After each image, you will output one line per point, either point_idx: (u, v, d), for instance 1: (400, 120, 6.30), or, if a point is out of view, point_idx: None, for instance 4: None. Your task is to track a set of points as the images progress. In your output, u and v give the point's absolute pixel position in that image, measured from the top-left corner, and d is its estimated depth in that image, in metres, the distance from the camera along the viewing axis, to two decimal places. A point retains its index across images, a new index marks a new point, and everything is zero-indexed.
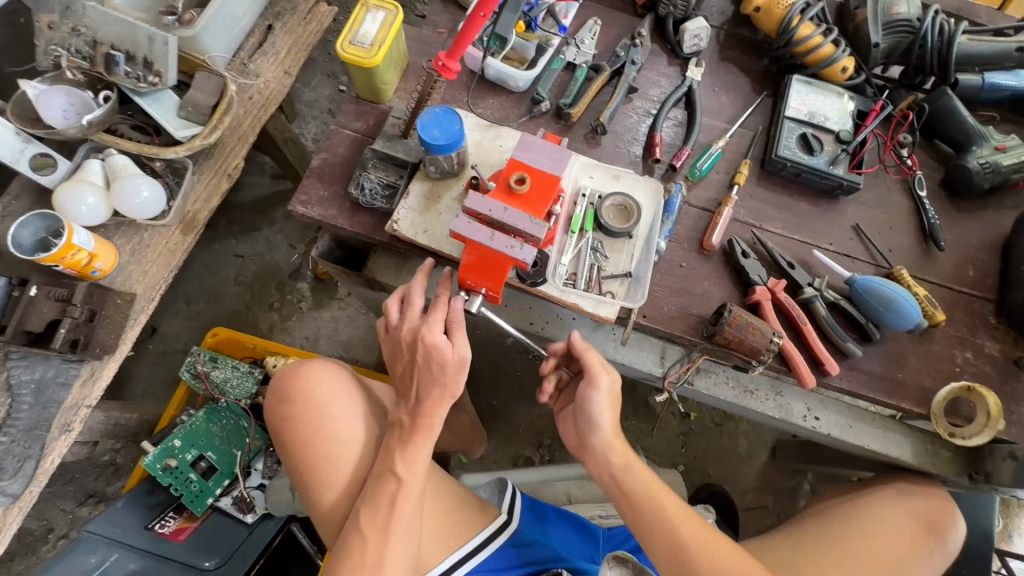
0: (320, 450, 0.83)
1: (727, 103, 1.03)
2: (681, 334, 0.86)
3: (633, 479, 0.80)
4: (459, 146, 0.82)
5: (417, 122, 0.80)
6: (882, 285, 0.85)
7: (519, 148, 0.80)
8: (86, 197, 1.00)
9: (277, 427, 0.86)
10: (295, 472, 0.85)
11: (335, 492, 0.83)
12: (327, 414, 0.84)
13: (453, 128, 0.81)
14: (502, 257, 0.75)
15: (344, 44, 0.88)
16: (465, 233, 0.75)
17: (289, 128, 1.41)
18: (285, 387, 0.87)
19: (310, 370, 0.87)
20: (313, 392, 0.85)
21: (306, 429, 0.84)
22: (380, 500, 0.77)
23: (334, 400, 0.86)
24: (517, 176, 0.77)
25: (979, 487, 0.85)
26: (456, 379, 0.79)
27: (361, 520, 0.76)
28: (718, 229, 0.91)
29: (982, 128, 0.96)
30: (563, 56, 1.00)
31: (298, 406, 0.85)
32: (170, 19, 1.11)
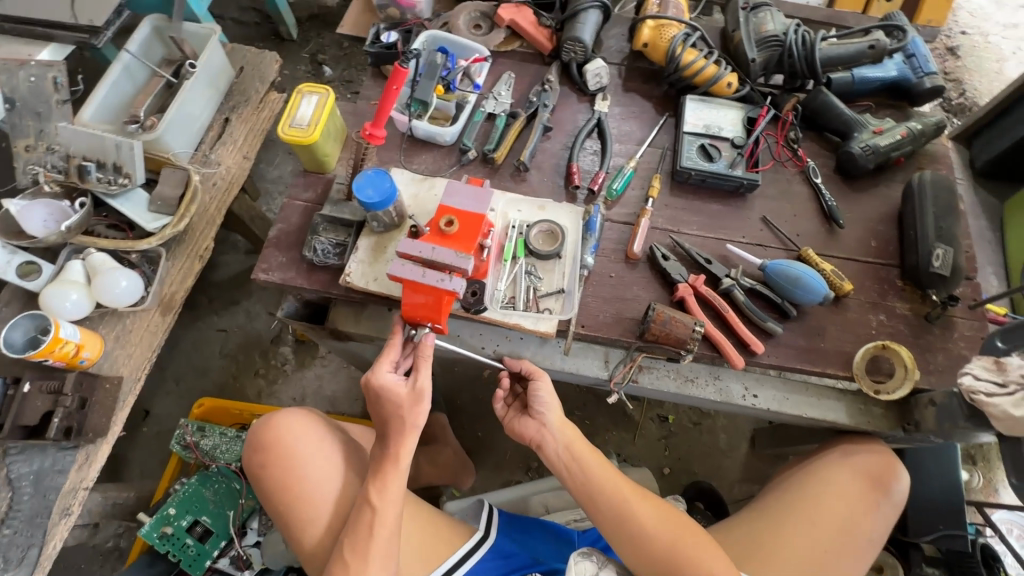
0: (297, 490, 0.90)
1: (635, 127, 1.16)
2: (619, 337, 0.95)
3: (586, 468, 0.87)
4: (393, 201, 0.93)
5: (353, 185, 0.91)
6: (789, 266, 0.94)
7: (447, 194, 0.90)
8: (69, 294, 1.10)
9: (257, 475, 0.93)
10: (278, 514, 0.91)
11: (318, 529, 0.89)
12: (301, 457, 0.92)
13: (385, 185, 0.91)
14: (437, 292, 0.83)
15: (285, 128, 1.00)
16: (401, 275, 0.82)
17: (254, 206, 1.52)
18: (259, 437, 0.94)
19: (281, 418, 0.95)
20: (285, 437, 0.93)
21: (282, 473, 0.91)
22: (358, 532, 0.82)
23: (305, 443, 0.93)
24: (445, 219, 0.86)
25: (913, 436, 0.91)
26: (415, 415, 0.85)
27: (342, 550, 0.82)
28: (638, 239, 1.00)
29: (858, 117, 1.08)
30: (483, 109, 1.13)
31: (272, 453, 0.92)
32: (134, 127, 1.25)
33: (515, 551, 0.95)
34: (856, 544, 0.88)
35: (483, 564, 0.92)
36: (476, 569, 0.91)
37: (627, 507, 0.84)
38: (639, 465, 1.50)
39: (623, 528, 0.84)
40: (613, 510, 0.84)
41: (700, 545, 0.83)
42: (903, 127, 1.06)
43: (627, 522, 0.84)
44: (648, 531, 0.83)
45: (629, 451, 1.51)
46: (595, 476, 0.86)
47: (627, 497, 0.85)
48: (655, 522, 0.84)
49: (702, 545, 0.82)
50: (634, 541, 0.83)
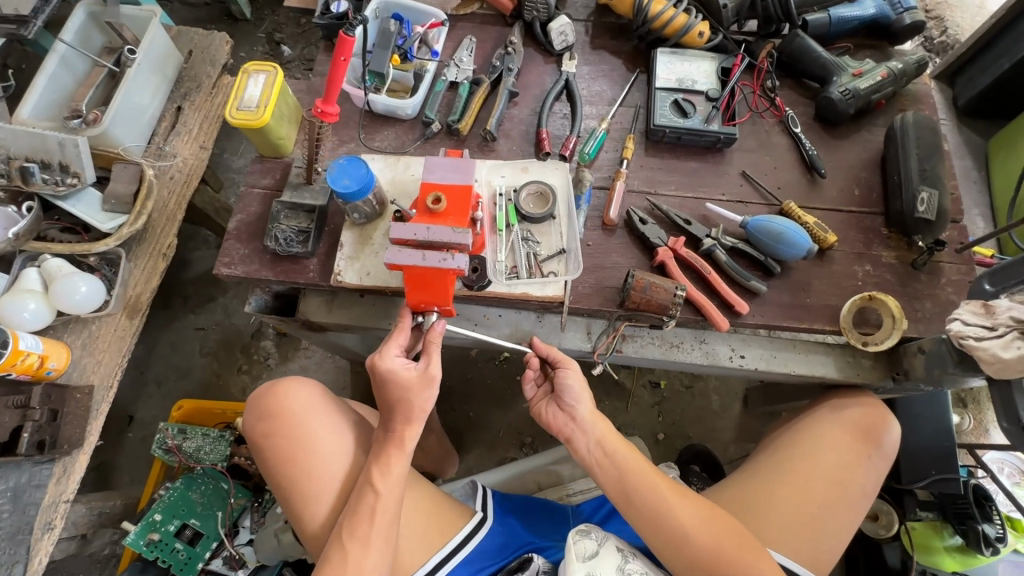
0: (302, 463, 0.86)
1: (605, 86, 1.10)
2: (599, 307, 0.91)
3: (621, 465, 0.82)
4: (371, 187, 0.87)
5: (327, 177, 0.85)
6: (770, 222, 0.91)
7: (426, 171, 0.85)
8: (26, 304, 1.05)
9: (259, 445, 0.90)
10: (280, 488, 0.88)
11: (317, 506, 0.86)
12: (307, 429, 0.88)
13: (361, 172, 0.86)
14: (442, 274, 0.78)
15: (233, 111, 0.94)
16: (399, 263, 0.77)
17: (218, 198, 1.46)
18: (265, 405, 0.90)
19: (289, 387, 0.91)
20: (293, 407, 0.89)
21: (287, 444, 0.87)
22: (358, 515, 0.79)
23: (312, 417, 0.89)
24: (432, 198, 0.82)
25: (903, 386, 0.90)
26: (423, 398, 0.81)
27: (342, 533, 0.79)
28: (614, 203, 0.96)
29: (837, 60, 1.04)
30: (444, 77, 1.07)
31: (277, 422, 0.89)
32: (75, 122, 1.17)
33: (512, 531, 0.93)
34: (852, 498, 0.87)
35: (484, 544, 0.89)
36: (474, 552, 0.88)
37: (663, 499, 0.80)
38: (634, 433, 1.49)
39: (662, 527, 0.78)
40: (652, 508, 0.79)
41: (736, 534, 0.78)
42: (883, 68, 1.02)
43: (666, 516, 0.79)
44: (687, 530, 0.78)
45: (622, 419, 1.50)
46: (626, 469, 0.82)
47: (660, 486, 0.81)
48: (693, 515, 0.79)
49: (735, 534, 0.78)
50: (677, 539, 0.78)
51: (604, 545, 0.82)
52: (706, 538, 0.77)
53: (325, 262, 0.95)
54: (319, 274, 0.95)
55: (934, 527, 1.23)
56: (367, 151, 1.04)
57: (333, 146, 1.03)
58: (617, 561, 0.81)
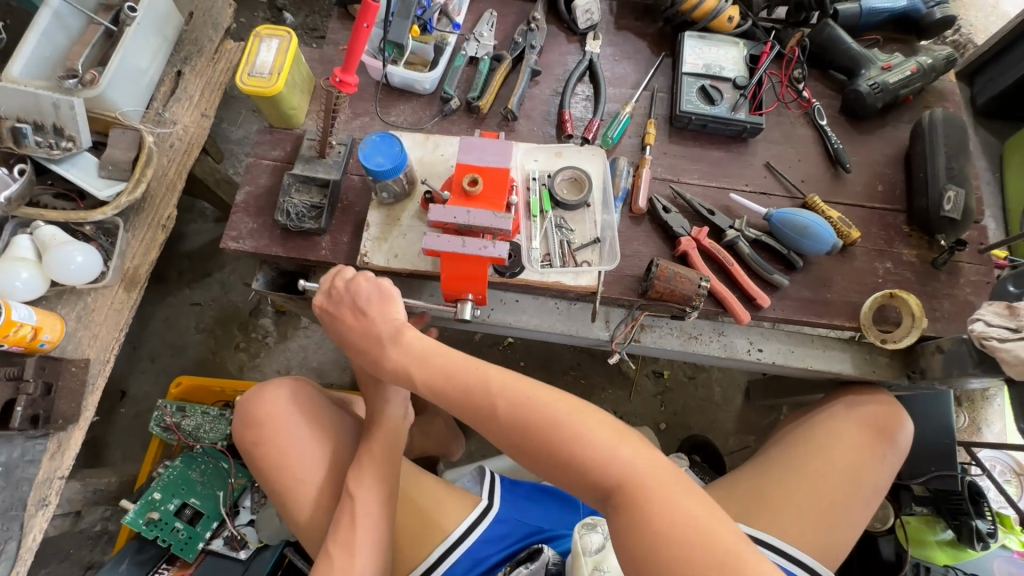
0: (293, 470, 0.84)
1: (629, 69, 1.07)
2: (620, 296, 0.89)
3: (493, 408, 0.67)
4: (404, 167, 0.84)
5: (359, 153, 0.82)
6: (796, 215, 0.90)
7: (462, 151, 0.84)
8: (19, 272, 1.00)
9: (248, 451, 0.86)
10: (273, 493, 0.85)
11: (310, 505, 0.83)
12: (297, 435, 0.85)
13: (395, 151, 0.83)
14: (480, 261, 0.76)
15: (244, 77, 0.89)
16: (437, 248, 0.75)
17: (219, 168, 1.41)
18: (250, 411, 0.87)
19: (276, 391, 0.87)
20: (281, 413, 0.86)
21: (275, 450, 0.84)
22: (342, 523, 0.76)
23: (303, 423, 0.86)
24: (469, 178, 0.80)
25: (918, 384, 0.90)
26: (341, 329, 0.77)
27: (329, 541, 0.76)
28: (641, 191, 0.94)
29: (867, 52, 1.02)
30: (464, 52, 1.03)
31: (266, 428, 0.85)
32: (71, 82, 1.10)
33: (518, 517, 0.92)
34: (864, 495, 0.87)
35: (491, 532, 0.88)
36: (481, 539, 0.87)
37: (512, 394, 0.68)
38: (636, 422, 1.49)
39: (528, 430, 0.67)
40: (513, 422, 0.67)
41: (606, 430, 0.66)
42: (913, 62, 1.00)
43: (515, 409, 0.67)
44: (554, 413, 0.67)
45: (625, 408, 1.50)
46: (432, 377, 0.72)
47: (490, 376, 0.70)
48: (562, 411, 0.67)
49: (610, 434, 0.65)
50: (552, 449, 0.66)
51: (612, 538, 0.82)
52: (590, 433, 0.65)
53: (337, 240, 0.92)
54: (331, 253, 0.92)
55: (927, 522, 1.28)
56: (383, 126, 1.00)
57: (347, 118, 1.00)
58: None
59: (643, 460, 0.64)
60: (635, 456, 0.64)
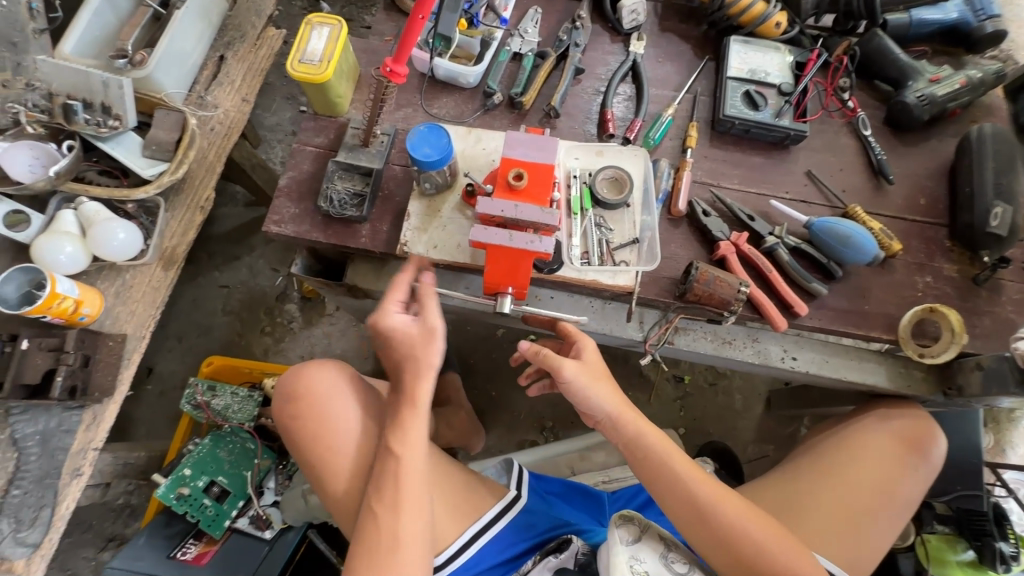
0: (329, 444, 0.84)
1: (672, 71, 1.06)
2: (656, 297, 0.90)
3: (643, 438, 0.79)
4: (450, 158, 0.85)
5: (407, 144, 0.83)
6: (838, 224, 0.89)
7: (507, 146, 0.84)
8: (64, 246, 1.02)
9: (286, 425, 0.87)
10: (310, 469, 0.85)
11: (350, 480, 0.83)
12: (335, 410, 0.85)
13: (442, 142, 0.84)
14: (523, 255, 0.77)
15: (294, 64, 0.91)
16: (484, 240, 0.76)
17: (255, 154, 1.42)
18: (291, 386, 0.87)
19: (314, 368, 0.88)
20: (319, 387, 0.86)
21: (315, 424, 0.85)
22: (386, 483, 0.76)
23: (339, 399, 0.86)
24: (514, 172, 0.81)
25: (953, 401, 0.89)
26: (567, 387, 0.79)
27: (373, 505, 0.76)
28: (681, 194, 0.93)
29: (914, 64, 1.01)
30: (508, 47, 1.03)
31: (304, 403, 0.86)
32: (121, 62, 1.12)
33: (548, 509, 0.92)
34: (893, 508, 0.86)
35: (522, 520, 0.88)
36: (509, 529, 0.87)
37: (684, 473, 0.77)
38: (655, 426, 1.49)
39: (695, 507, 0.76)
40: (682, 500, 0.76)
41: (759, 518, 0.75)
42: (963, 75, 0.99)
43: (679, 492, 0.76)
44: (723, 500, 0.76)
45: (644, 411, 1.50)
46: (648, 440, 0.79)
47: (666, 458, 0.78)
48: (714, 499, 0.75)
49: (760, 525, 0.74)
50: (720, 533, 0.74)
51: (648, 530, 0.82)
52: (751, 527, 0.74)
53: (377, 229, 0.93)
54: (371, 241, 0.92)
55: (947, 542, 1.23)
56: (425, 117, 1.01)
57: (391, 108, 1.00)
58: (660, 549, 0.81)
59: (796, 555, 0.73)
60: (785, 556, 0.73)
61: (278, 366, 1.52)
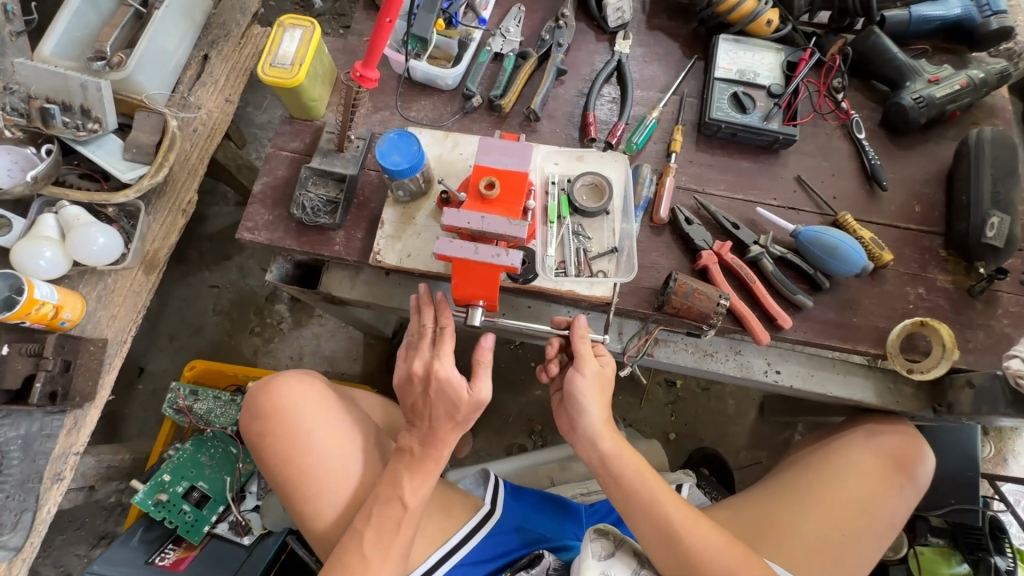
0: (301, 465, 0.82)
1: (659, 71, 1.03)
2: (634, 309, 0.87)
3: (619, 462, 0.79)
4: (421, 166, 0.83)
5: (376, 151, 0.81)
6: (825, 234, 0.86)
7: (480, 153, 0.81)
8: (43, 251, 1.02)
9: (255, 443, 0.86)
10: (280, 488, 0.84)
11: (322, 502, 0.82)
12: (307, 431, 0.84)
13: (412, 149, 0.81)
14: (492, 268, 0.75)
15: (265, 68, 0.89)
16: (450, 253, 0.74)
17: (241, 154, 1.41)
18: (259, 404, 0.86)
19: (284, 384, 0.86)
20: (289, 406, 0.85)
21: (285, 445, 0.83)
22: (380, 521, 0.76)
23: (310, 417, 0.85)
24: (485, 182, 0.78)
25: (943, 418, 0.86)
26: (571, 380, 0.78)
27: (359, 539, 0.76)
28: (663, 201, 0.90)
29: (913, 63, 0.96)
30: (489, 48, 1.00)
31: (273, 422, 0.84)
32: (99, 64, 1.11)
33: (521, 525, 0.91)
34: (876, 529, 0.84)
35: (493, 538, 0.88)
36: (480, 546, 0.86)
37: (655, 497, 0.77)
38: (645, 431, 1.47)
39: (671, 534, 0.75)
40: (655, 525, 0.76)
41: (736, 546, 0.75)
42: (964, 76, 0.94)
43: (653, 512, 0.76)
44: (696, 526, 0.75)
45: (635, 415, 1.47)
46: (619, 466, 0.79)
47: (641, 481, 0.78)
48: (687, 525, 0.75)
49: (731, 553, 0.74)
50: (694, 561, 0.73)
51: (622, 545, 0.81)
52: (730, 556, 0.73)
53: (351, 236, 0.91)
54: (345, 248, 0.91)
55: (942, 554, 1.16)
56: (403, 121, 0.98)
57: (367, 112, 0.98)
58: (633, 565, 0.80)
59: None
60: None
61: (267, 366, 1.52)
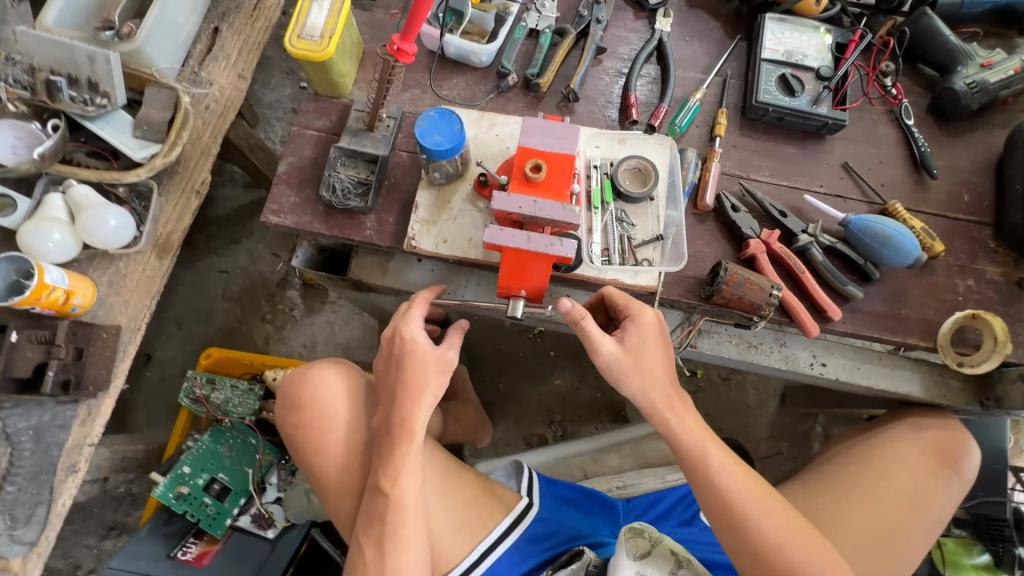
0: (329, 457, 0.80)
1: (700, 51, 0.99)
2: (680, 299, 0.84)
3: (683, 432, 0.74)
4: (462, 147, 0.78)
5: (416, 130, 0.76)
6: (878, 223, 0.83)
7: (523, 134, 0.77)
8: (51, 233, 0.96)
9: (288, 432, 0.83)
10: (311, 478, 0.82)
11: (345, 497, 0.79)
12: (339, 422, 0.81)
13: (454, 129, 0.77)
14: (542, 258, 0.71)
15: (293, 40, 0.83)
16: (500, 243, 0.70)
17: (253, 134, 1.35)
18: (294, 393, 0.83)
19: (318, 374, 0.82)
20: (322, 396, 0.81)
21: (316, 436, 0.80)
22: (372, 517, 0.73)
23: (346, 410, 0.81)
24: (532, 164, 0.74)
25: (991, 412, 0.85)
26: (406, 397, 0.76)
27: (360, 533, 0.74)
28: (708, 188, 0.87)
29: (965, 46, 0.93)
30: (524, 23, 0.95)
31: (308, 412, 0.81)
32: (108, 35, 1.03)
33: (559, 519, 0.89)
34: (922, 526, 0.83)
35: (533, 530, 0.85)
36: (521, 539, 0.84)
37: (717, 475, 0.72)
38: None
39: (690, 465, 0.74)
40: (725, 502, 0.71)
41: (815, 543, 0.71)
42: (1017, 61, 0.92)
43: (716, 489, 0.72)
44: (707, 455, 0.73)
45: None
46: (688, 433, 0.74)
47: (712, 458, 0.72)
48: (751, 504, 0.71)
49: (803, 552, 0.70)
50: (727, 504, 0.71)
51: (658, 545, 0.79)
52: (750, 499, 0.71)
53: (383, 221, 0.87)
54: (377, 233, 0.87)
55: (963, 545, 1.18)
56: (434, 100, 0.94)
57: (397, 90, 0.93)
58: (669, 565, 0.77)
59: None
60: (808, 554, 0.70)
61: (279, 354, 1.48)
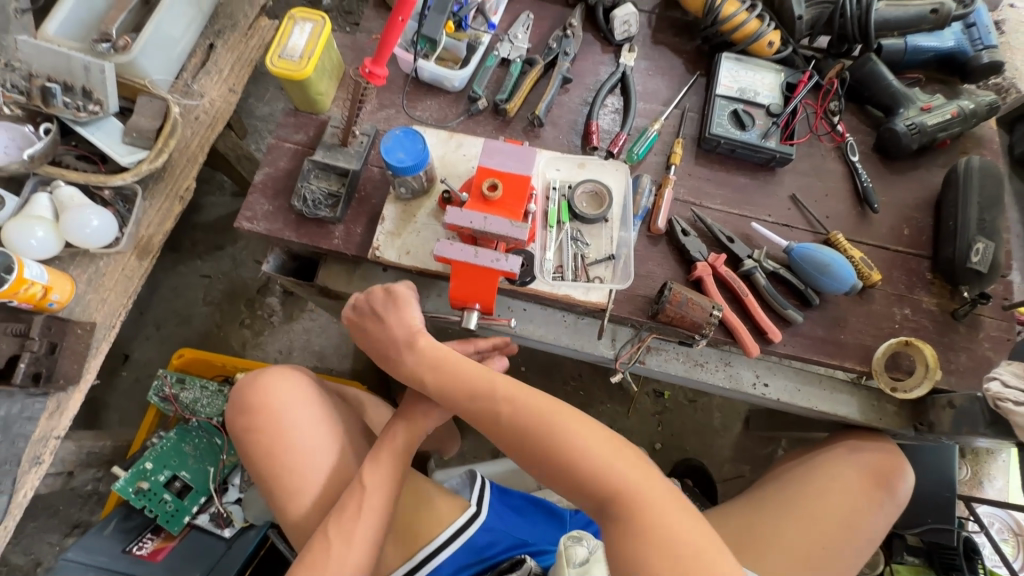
0: (281, 458, 0.82)
1: (662, 85, 1.05)
2: (628, 316, 0.89)
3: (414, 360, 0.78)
4: (426, 164, 0.83)
5: (381, 147, 0.81)
6: (817, 252, 0.88)
7: (485, 154, 0.82)
8: (34, 231, 1.00)
9: (239, 437, 0.85)
10: (261, 482, 0.84)
11: (299, 496, 0.81)
12: (291, 425, 0.84)
13: (417, 147, 0.82)
14: (489, 272, 0.76)
15: (274, 59, 0.89)
16: (448, 255, 0.75)
17: (241, 145, 1.40)
18: (245, 397, 0.86)
19: (272, 379, 0.86)
20: (275, 400, 0.85)
21: (269, 439, 0.83)
22: (344, 508, 0.75)
23: (295, 415, 0.85)
24: (489, 183, 0.79)
25: (924, 436, 0.88)
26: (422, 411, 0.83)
27: (323, 526, 0.75)
28: (661, 212, 0.92)
29: (907, 91, 0.99)
30: (496, 53, 1.01)
31: (260, 416, 0.84)
32: (104, 47, 1.07)
33: (504, 528, 0.91)
34: (856, 542, 0.86)
35: (475, 541, 0.88)
36: (465, 547, 0.87)
37: (449, 389, 0.76)
38: (631, 439, 1.47)
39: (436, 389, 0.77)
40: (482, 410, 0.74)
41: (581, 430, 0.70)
42: (954, 106, 0.97)
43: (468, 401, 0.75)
44: (519, 408, 0.72)
45: (622, 425, 1.48)
46: (413, 363, 0.78)
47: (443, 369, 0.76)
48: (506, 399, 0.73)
49: (582, 430, 0.70)
50: (484, 411, 0.74)
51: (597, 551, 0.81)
52: (495, 397, 0.73)
53: (351, 231, 0.92)
54: (344, 242, 0.91)
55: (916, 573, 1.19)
56: (407, 120, 0.99)
57: (373, 109, 0.99)
58: None
59: (616, 459, 0.68)
60: (582, 437, 0.69)
61: (255, 359, 1.51)
